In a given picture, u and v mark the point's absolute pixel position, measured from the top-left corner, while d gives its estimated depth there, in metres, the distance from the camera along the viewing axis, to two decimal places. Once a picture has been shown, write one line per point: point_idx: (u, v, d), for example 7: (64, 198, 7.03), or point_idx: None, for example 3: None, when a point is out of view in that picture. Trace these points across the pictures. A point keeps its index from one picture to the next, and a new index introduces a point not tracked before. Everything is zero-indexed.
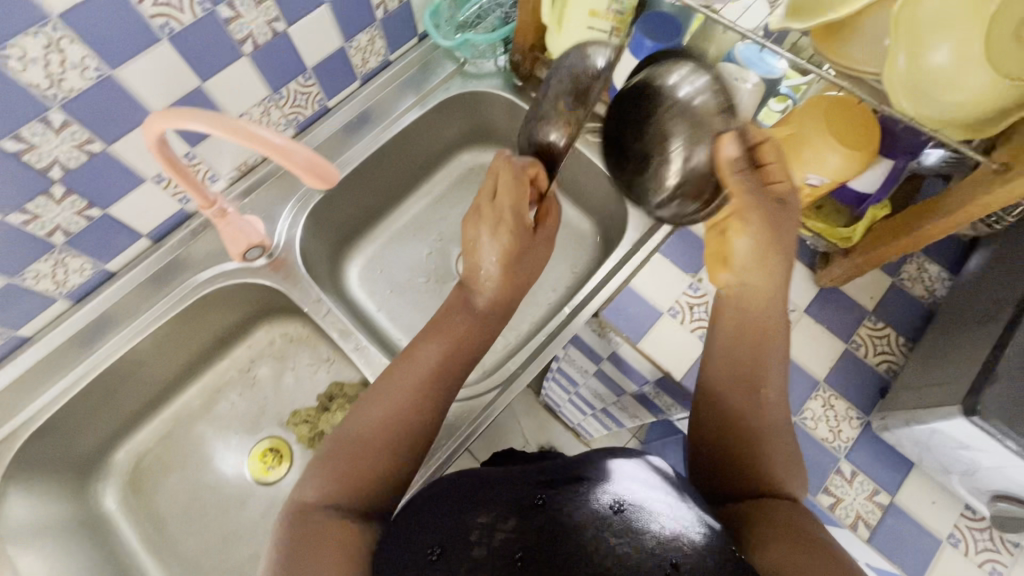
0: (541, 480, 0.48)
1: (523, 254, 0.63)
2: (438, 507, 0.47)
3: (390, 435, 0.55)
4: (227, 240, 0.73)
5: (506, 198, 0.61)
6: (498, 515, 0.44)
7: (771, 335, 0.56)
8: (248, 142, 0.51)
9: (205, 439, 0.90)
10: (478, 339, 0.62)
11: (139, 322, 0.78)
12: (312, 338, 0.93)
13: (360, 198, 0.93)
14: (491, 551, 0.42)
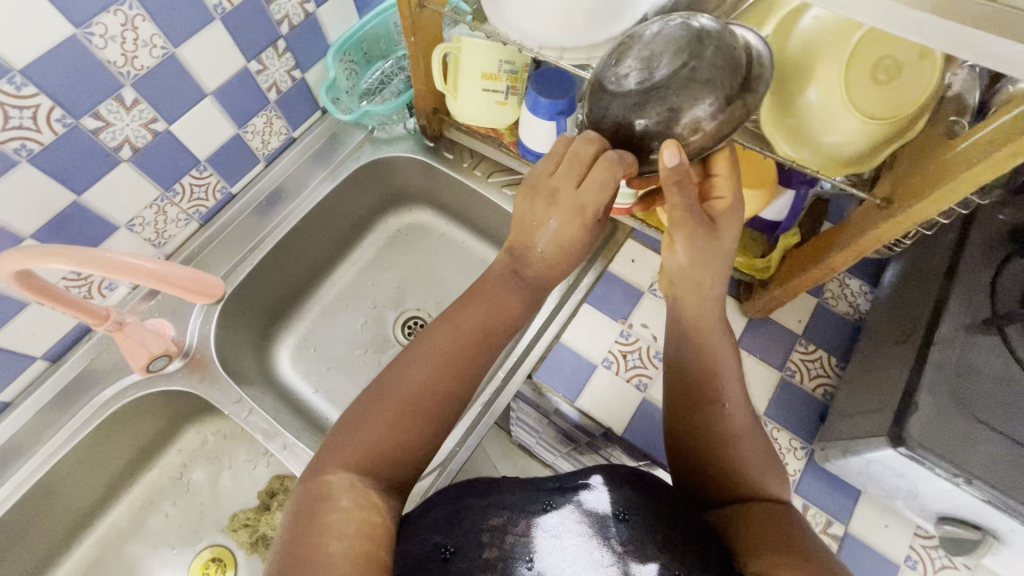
0: (551, 485, 0.51)
1: (588, 245, 0.53)
2: (446, 506, 0.49)
3: (418, 415, 0.49)
4: (127, 354, 0.69)
5: (592, 195, 0.48)
6: (508, 518, 0.47)
7: (714, 340, 0.53)
8: (127, 275, 0.56)
9: (138, 560, 0.82)
10: (521, 312, 0.55)
11: (46, 450, 0.72)
12: (247, 432, 0.87)
13: (283, 277, 0.90)
14: (503, 552, 0.45)
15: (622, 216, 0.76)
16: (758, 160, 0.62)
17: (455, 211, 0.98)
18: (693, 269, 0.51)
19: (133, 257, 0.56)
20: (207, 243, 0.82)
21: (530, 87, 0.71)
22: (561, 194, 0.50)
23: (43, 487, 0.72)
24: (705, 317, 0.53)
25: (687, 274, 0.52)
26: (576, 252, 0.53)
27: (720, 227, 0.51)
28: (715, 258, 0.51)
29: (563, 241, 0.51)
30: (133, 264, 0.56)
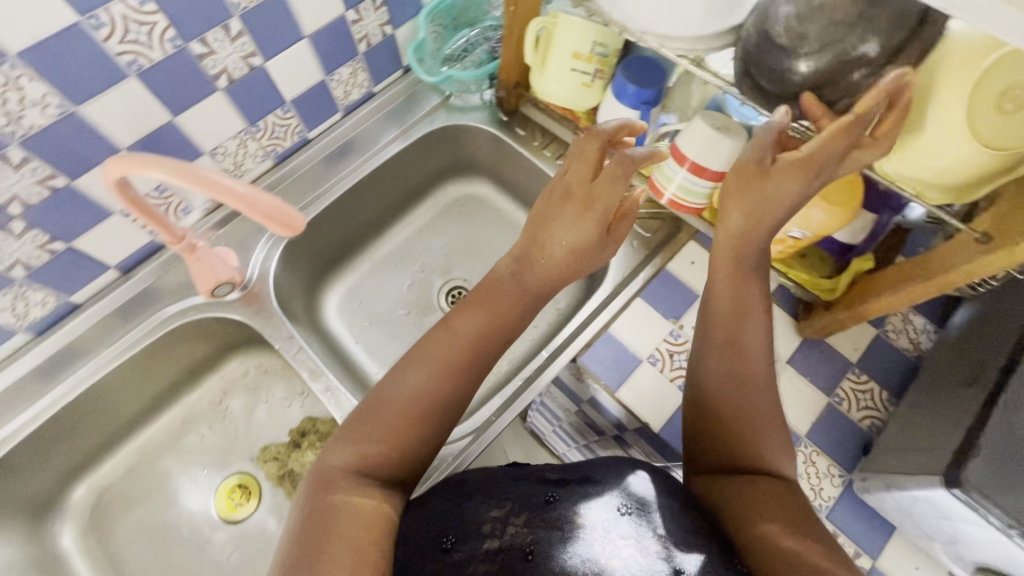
0: (551, 478, 0.51)
1: (594, 252, 0.57)
2: (447, 501, 0.49)
3: (417, 417, 0.52)
4: (195, 276, 0.72)
5: (604, 188, 0.55)
6: (509, 510, 0.47)
7: (755, 313, 0.56)
8: (218, 194, 0.55)
9: (171, 474, 0.86)
10: (516, 319, 0.59)
11: (107, 354, 0.76)
12: (287, 371, 0.90)
13: (341, 228, 0.92)
14: (503, 543, 0.44)
15: (690, 216, 0.74)
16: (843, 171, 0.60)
17: (515, 189, 0.98)
18: (749, 218, 0.54)
19: (228, 178, 0.55)
20: (276, 184, 0.84)
21: (620, 72, 0.71)
22: (577, 189, 0.57)
23: (99, 389, 0.76)
24: (744, 287, 0.56)
25: (741, 222, 0.54)
26: (585, 254, 0.57)
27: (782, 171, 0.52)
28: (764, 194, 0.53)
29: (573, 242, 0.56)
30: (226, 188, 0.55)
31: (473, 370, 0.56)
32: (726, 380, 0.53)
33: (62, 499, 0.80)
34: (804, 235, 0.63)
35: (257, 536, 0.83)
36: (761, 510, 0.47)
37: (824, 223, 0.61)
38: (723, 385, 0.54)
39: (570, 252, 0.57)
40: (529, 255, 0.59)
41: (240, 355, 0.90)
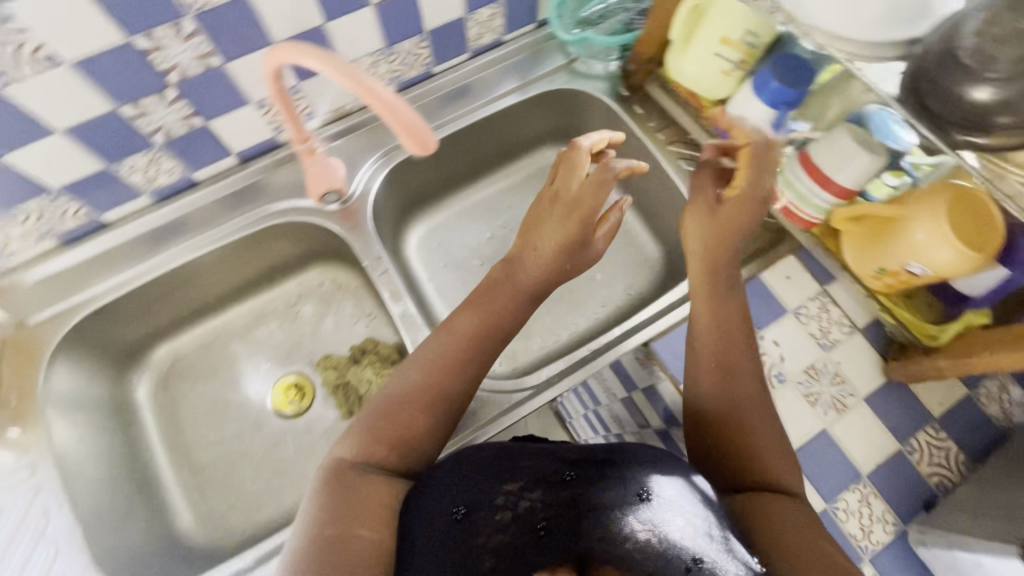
0: (569, 454, 0.52)
1: (577, 251, 0.66)
2: (463, 467, 0.51)
3: (422, 407, 0.60)
4: (310, 179, 0.76)
5: (586, 194, 0.65)
6: (524, 484, 0.49)
7: (735, 334, 0.62)
8: (364, 95, 0.54)
9: (239, 358, 0.91)
10: (509, 316, 0.67)
11: (212, 233, 0.80)
12: (361, 290, 0.94)
13: (440, 167, 0.93)
14: (515, 517, 0.47)
15: (799, 229, 0.72)
16: (980, 206, 0.58)
17: None
18: (707, 245, 0.63)
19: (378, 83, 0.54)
20: None
21: (766, 66, 0.68)
22: (563, 195, 0.67)
23: (198, 263, 0.81)
24: (720, 304, 0.63)
25: (702, 250, 0.64)
26: (570, 250, 0.66)
27: (723, 210, 0.63)
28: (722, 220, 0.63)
29: (553, 246, 0.66)
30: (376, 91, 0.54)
31: (468, 360, 0.63)
32: (718, 397, 0.59)
33: (143, 354, 0.87)
34: (925, 272, 0.60)
35: (303, 434, 0.87)
36: (779, 528, 0.49)
37: (950, 265, 0.58)
38: (713, 398, 0.59)
39: (541, 251, 0.66)
40: (521, 257, 0.68)
41: (321, 264, 0.95)
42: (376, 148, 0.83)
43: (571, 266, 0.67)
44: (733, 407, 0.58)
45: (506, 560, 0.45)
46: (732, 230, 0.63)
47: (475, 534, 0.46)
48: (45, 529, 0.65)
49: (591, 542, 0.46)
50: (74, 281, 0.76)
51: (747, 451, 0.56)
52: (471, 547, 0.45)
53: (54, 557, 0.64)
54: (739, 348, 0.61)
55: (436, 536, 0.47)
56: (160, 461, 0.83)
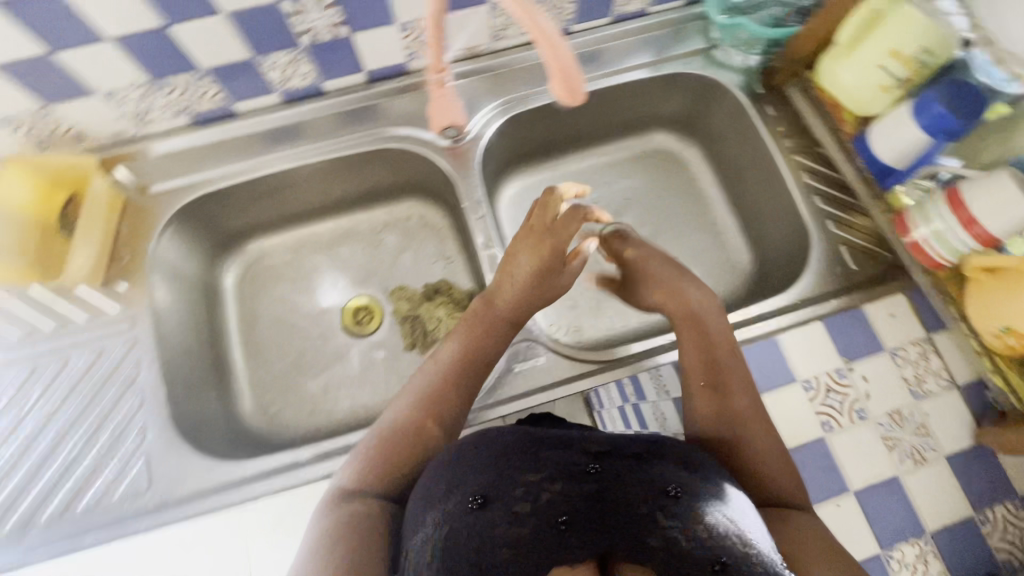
0: (588, 448, 0.53)
1: (551, 275, 0.70)
2: (480, 452, 0.53)
3: (412, 431, 0.63)
4: (436, 109, 0.76)
5: (562, 230, 0.68)
6: (545, 475, 0.50)
7: (728, 361, 0.65)
8: (532, 29, 0.51)
9: (319, 270, 0.95)
10: (488, 339, 0.71)
11: (329, 143, 0.83)
12: (445, 232, 0.96)
13: (552, 129, 0.92)
14: (536, 507, 0.48)
15: (920, 268, 0.69)
16: None
17: (724, 163, 0.94)
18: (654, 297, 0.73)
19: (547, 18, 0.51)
20: (527, 61, 0.84)
21: (932, 90, 0.64)
22: (536, 224, 0.70)
23: (309, 169, 0.84)
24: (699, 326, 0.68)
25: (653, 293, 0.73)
26: (546, 279, 0.70)
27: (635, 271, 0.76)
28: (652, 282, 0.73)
29: (528, 275, 0.69)
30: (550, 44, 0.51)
31: (457, 383, 0.67)
32: (710, 411, 0.63)
33: (236, 245, 0.91)
34: None
35: (364, 355, 0.90)
36: (796, 538, 0.54)
37: None
38: (707, 414, 0.63)
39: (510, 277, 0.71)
40: (495, 287, 0.72)
41: (415, 199, 0.96)
42: (498, 95, 0.84)
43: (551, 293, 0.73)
44: (725, 419, 0.62)
45: (525, 553, 0.47)
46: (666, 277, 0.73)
47: (493, 523, 0.47)
48: (134, 381, 0.70)
49: (614, 540, 0.49)
50: (194, 161, 0.80)
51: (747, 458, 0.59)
52: (491, 536, 0.47)
53: (138, 407, 0.68)
54: (734, 373, 0.65)
55: (452, 522, 0.48)
56: (233, 347, 0.87)
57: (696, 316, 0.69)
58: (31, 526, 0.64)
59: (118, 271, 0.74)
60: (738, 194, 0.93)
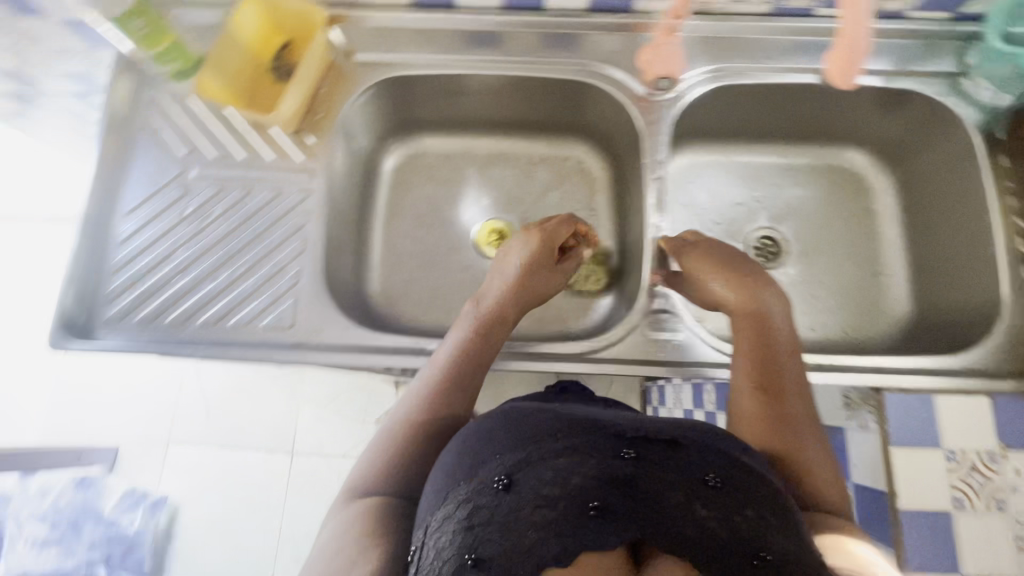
0: (615, 432, 0.55)
1: (542, 273, 0.75)
2: (504, 426, 0.55)
3: (415, 429, 0.63)
4: (658, 60, 0.75)
5: (559, 228, 0.77)
6: (569, 463, 0.53)
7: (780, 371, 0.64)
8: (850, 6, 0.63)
9: (467, 182, 0.95)
10: (490, 335, 0.70)
11: (532, 62, 0.82)
12: (599, 184, 0.93)
13: (749, 113, 0.88)
14: (563, 493, 0.52)
15: None
16: None
17: (916, 204, 0.88)
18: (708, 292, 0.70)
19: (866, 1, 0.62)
20: (759, 33, 0.79)
21: None
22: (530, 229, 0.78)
23: (501, 81, 0.84)
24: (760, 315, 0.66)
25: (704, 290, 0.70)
26: (535, 274, 0.75)
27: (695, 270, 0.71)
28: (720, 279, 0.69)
29: (518, 272, 0.74)
30: (865, 19, 0.64)
31: (460, 375, 0.66)
32: (752, 412, 0.62)
33: (403, 134, 0.93)
34: None
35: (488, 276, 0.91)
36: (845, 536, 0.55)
37: None
38: (752, 412, 0.62)
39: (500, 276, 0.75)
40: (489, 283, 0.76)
41: (582, 142, 0.93)
42: (714, 61, 0.79)
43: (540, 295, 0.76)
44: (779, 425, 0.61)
45: (552, 531, 0.50)
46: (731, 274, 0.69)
47: (521, 504, 0.51)
48: (301, 229, 0.74)
49: (643, 523, 0.51)
50: (400, 42, 0.82)
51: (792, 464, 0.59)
52: (519, 519, 0.50)
53: (298, 253, 0.73)
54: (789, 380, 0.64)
55: (479, 503, 0.51)
56: (374, 228, 0.91)
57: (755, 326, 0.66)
58: (189, 323, 0.70)
59: (310, 126, 0.78)
60: (916, 242, 0.88)
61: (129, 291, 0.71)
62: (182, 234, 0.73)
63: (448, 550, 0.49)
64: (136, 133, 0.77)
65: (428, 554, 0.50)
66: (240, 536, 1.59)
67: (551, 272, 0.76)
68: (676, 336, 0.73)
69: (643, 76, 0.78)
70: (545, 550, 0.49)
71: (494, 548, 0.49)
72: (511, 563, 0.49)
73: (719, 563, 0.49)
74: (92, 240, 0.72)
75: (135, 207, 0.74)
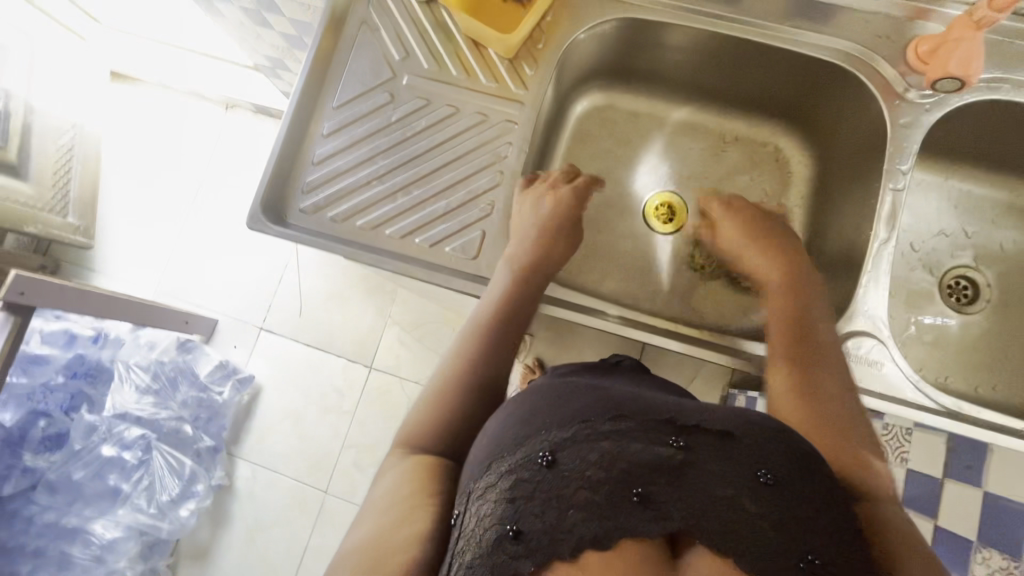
0: (665, 416, 0.48)
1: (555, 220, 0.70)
2: (551, 402, 0.51)
3: (452, 388, 0.59)
4: (957, 57, 0.64)
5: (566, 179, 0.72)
6: (614, 446, 0.47)
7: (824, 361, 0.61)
8: None
9: (648, 147, 0.89)
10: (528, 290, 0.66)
11: (777, 29, 0.73)
12: (794, 179, 0.85)
13: (1000, 136, 0.77)
14: (608, 478, 0.46)
15: None
16: None
17: None
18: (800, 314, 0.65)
19: None
20: None
21: None
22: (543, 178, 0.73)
23: (731, 45, 0.76)
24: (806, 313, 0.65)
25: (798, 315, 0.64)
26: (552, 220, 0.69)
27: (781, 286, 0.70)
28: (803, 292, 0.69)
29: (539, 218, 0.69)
30: None
31: (502, 334, 0.63)
32: (790, 392, 0.58)
33: (599, 82, 0.87)
34: None
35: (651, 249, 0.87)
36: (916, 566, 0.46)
37: None
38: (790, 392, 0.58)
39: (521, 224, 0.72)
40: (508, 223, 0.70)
41: (788, 130, 0.85)
42: (992, 71, 0.69)
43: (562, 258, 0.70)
44: (839, 421, 0.55)
45: (594, 517, 0.44)
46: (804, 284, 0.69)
47: (563, 484, 0.46)
48: (502, 160, 0.72)
49: (690, 516, 0.44)
50: None
51: (857, 457, 0.53)
52: (561, 497, 0.45)
53: (494, 183, 0.71)
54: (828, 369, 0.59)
55: (521, 477, 0.47)
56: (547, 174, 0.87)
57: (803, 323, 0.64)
58: (379, 231, 0.70)
59: (527, 55, 0.74)
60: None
61: (328, 185, 0.72)
62: (383, 141, 0.72)
63: (489, 519, 0.46)
64: (353, 29, 0.75)
65: (471, 520, 0.48)
66: (312, 431, 1.68)
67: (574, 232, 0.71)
68: (881, 365, 0.66)
69: (910, 73, 0.69)
70: (584, 531, 0.44)
71: (535, 525, 0.45)
72: (551, 541, 0.44)
73: (772, 567, 0.42)
74: (299, 129, 0.73)
75: (345, 102, 0.74)
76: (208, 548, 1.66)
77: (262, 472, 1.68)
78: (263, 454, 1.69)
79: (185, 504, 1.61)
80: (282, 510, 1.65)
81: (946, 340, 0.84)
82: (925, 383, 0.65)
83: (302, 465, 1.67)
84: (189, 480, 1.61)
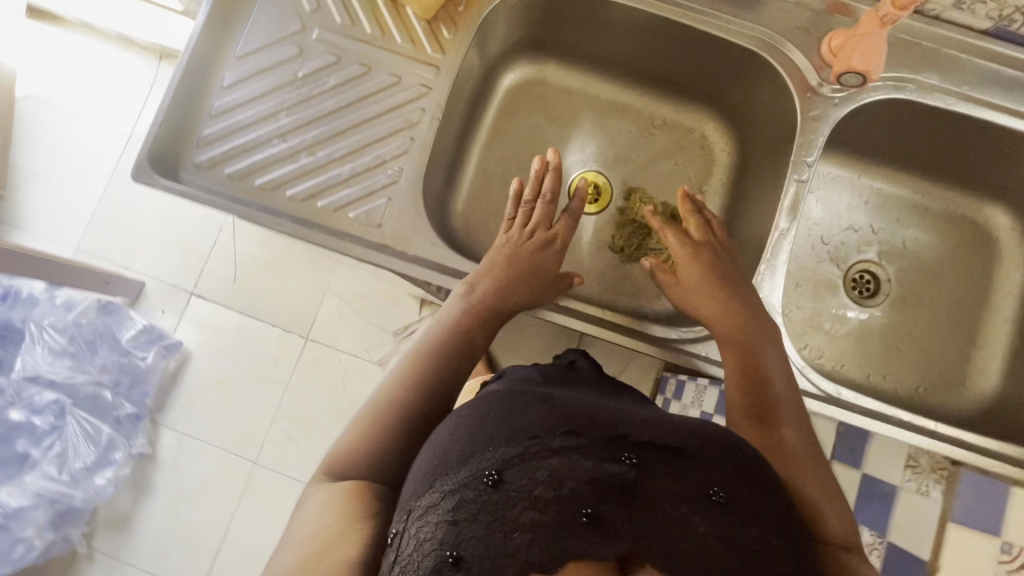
0: (617, 432, 0.46)
1: (531, 251, 0.71)
2: (497, 413, 0.48)
3: (389, 407, 0.57)
4: (859, 51, 0.64)
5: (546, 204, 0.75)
6: (562, 464, 0.44)
7: (775, 386, 0.60)
8: None
9: (577, 125, 0.88)
10: (479, 332, 0.65)
11: (700, 11, 0.72)
12: (717, 167, 0.86)
13: (907, 137, 0.80)
14: (557, 495, 0.43)
15: None
16: None
17: None
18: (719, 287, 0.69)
19: None
20: (961, 52, 0.71)
21: None
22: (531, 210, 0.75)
23: (656, 23, 0.75)
24: (754, 345, 0.64)
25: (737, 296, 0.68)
26: (530, 257, 0.71)
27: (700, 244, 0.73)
28: (724, 265, 0.71)
29: (514, 252, 0.71)
30: None
31: (443, 366, 0.61)
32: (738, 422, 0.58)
33: (532, 53, 0.85)
34: None
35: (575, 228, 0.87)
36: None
37: None
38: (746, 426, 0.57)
39: (494, 262, 0.69)
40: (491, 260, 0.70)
41: (714, 116, 0.85)
42: (899, 70, 0.71)
43: (566, 281, 0.74)
44: (777, 443, 0.55)
45: (542, 540, 0.42)
46: (730, 277, 0.70)
47: (508, 504, 0.43)
48: (413, 125, 0.69)
49: (644, 534, 0.42)
50: None
51: (798, 472, 0.52)
52: (506, 520, 0.43)
53: (404, 149, 0.68)
54: (778, 392, 0.59)
55: (464, 497, 0.44)
56: (473, 146, 0.85)
57: (770, 344, 0.64)
58: (278, 192, 0.67)
59: (447, 17, 0.71)
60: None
61: (223, 141, 0.68)
62: (288, 97, 0.69)
63: (429, 544, 0.44)
64: None
65: (408, 543, 0.45)
66: (241, 402, 1.63)
67: (547, 254, 0.72)
68: None
69: (824, 67, 0.70)
70: (530, 555, 0.41)
71: (477, 550, 0.42)
72: (494, 566, 0.42)
73: None
74: (196, 76, 0.68)
75: (248, 53, 0.69)
76: (126, 519, 1.59)
77: (187, 442, 1.62)
78: (188, 426, 1.62)
79: (101, 473, 1.55)
80: (207, 481, 1.60)
81: (846, 331, 0.88)
82: (808, 367, 0.69)
83: (230, 436, 1.61)
84: (108, 447, 1.55)
